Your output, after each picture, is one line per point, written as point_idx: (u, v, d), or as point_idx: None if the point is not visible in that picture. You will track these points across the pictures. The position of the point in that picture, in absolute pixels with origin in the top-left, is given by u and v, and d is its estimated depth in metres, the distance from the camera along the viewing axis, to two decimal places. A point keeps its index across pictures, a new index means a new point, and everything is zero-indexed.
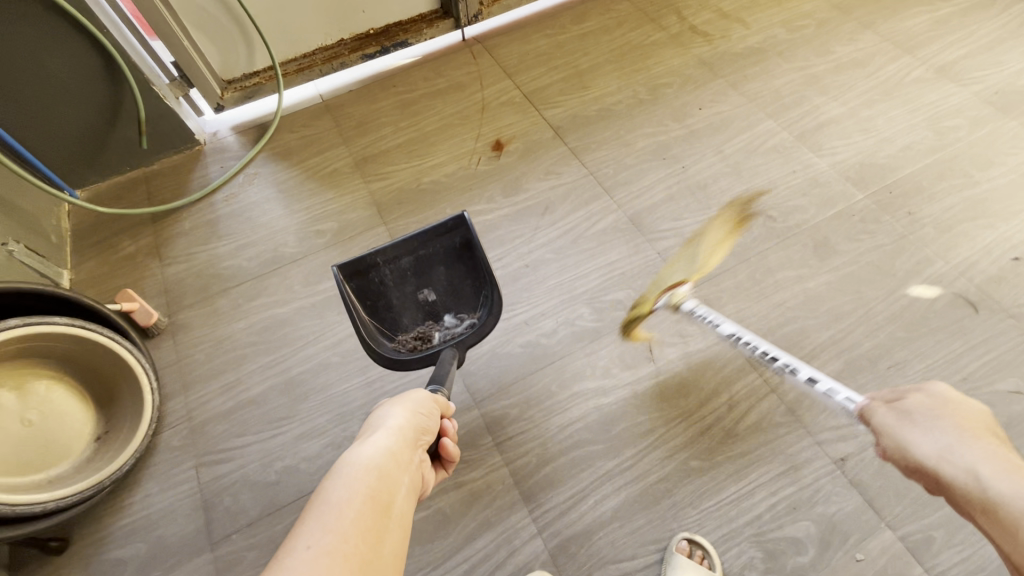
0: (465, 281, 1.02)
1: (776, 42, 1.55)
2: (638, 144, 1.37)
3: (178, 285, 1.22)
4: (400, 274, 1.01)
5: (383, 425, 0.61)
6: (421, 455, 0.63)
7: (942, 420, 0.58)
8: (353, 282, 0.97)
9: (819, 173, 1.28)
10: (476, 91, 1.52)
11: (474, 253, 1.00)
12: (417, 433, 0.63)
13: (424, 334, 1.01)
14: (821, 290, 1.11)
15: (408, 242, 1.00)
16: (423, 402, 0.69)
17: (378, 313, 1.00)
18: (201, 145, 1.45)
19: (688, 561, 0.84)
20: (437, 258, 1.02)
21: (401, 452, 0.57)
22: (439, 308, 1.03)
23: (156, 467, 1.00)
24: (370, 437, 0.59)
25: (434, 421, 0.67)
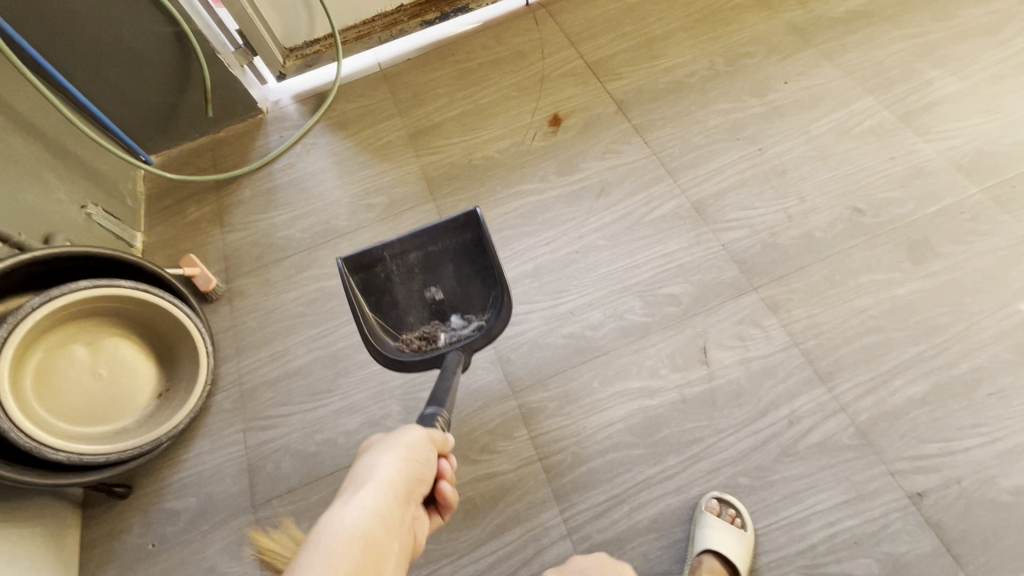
0: (473, 279, 1.01)
1: (886, 4, 1.35)
2: (710, 122, 1.24)
3: (235, 252, 1.25)
4: (406, 271, 1.02)
5: (372, 479, 0.59)
6: (412, 509, 0.62)
7: None
8: (358, 276, 0.99)
9: (924, 161, 1.11)
10: (536, 60, 1.43)
11: (484, 251, 0.99)
12: (410, 486, 0.61)
13: (429, 335, 0.99)
14: (913, 298, 0.97)
15: (416, 239, 1.01)
16: (418, 444, 0.65)
17: (382, 310, 1.00)
18: (263, 113, 1.48)
19: (719, 521, 0.81)
20: (446, 256, 1.02)
21: (391, 515, 0.57)
22: (446, 307, 1.01)
23: (209, 427, 1.05)
24: (357, 495, 0.57)
25: (430, 467, 0.65)
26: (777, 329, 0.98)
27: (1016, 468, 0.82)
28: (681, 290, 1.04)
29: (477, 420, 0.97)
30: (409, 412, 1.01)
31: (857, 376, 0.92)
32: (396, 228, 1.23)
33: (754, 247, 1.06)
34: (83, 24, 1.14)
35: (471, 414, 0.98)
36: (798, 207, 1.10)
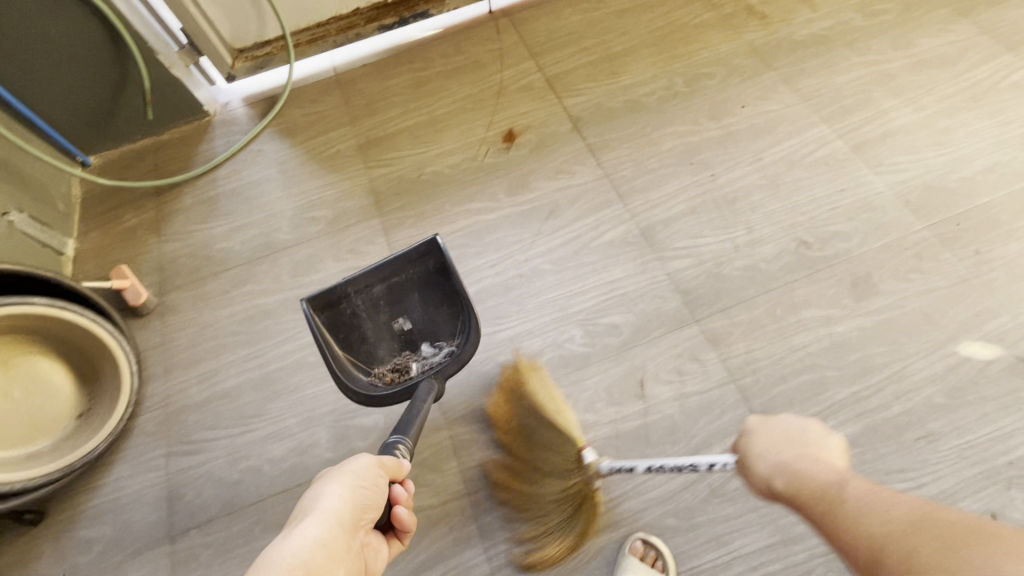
0: (439, 307, 0.97)
1: (847, 29, 1.34)
2: (665, 144, 1.22)
3: (170, 264, 1.20)
4: (372, 304, 0.96)
5: (316, 509, 0.62)
6: (361, 535, 0.64)
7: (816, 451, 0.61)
8: (324, 315, 0.93)
9: (873, 195, 1.10)
10: (495, 72, 1.40)
11: (448, 278, 0.94)
12: (356, 514, 0.63)
13: (401, 366, 0.96)
14: (852, 336, 0.96)
15: (378, 271, 0.94)
16: (365, 471, 0.66)
17: (351, 347, 0.95)
18: (211, 116, 1.42)
19: (640, 564, 0.82)
20: (410, 285, 0.96)
21: (331, 546, 0.59)
22: (415, 335, 0.98)
23: (130, 451, 1.01)
24: (300, 525, 0.60)
25: (380, 493, 0.66)
26: (716, 364, 0.96)
27: None
28: (622, 320, 1.02)
29: None
30: (340, 440, 0.98)
31: None
32: (340, 244, 1.19)
33: (699, 277, 1.05)
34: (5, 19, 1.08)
35: None
36: (745, 237, 1.08)
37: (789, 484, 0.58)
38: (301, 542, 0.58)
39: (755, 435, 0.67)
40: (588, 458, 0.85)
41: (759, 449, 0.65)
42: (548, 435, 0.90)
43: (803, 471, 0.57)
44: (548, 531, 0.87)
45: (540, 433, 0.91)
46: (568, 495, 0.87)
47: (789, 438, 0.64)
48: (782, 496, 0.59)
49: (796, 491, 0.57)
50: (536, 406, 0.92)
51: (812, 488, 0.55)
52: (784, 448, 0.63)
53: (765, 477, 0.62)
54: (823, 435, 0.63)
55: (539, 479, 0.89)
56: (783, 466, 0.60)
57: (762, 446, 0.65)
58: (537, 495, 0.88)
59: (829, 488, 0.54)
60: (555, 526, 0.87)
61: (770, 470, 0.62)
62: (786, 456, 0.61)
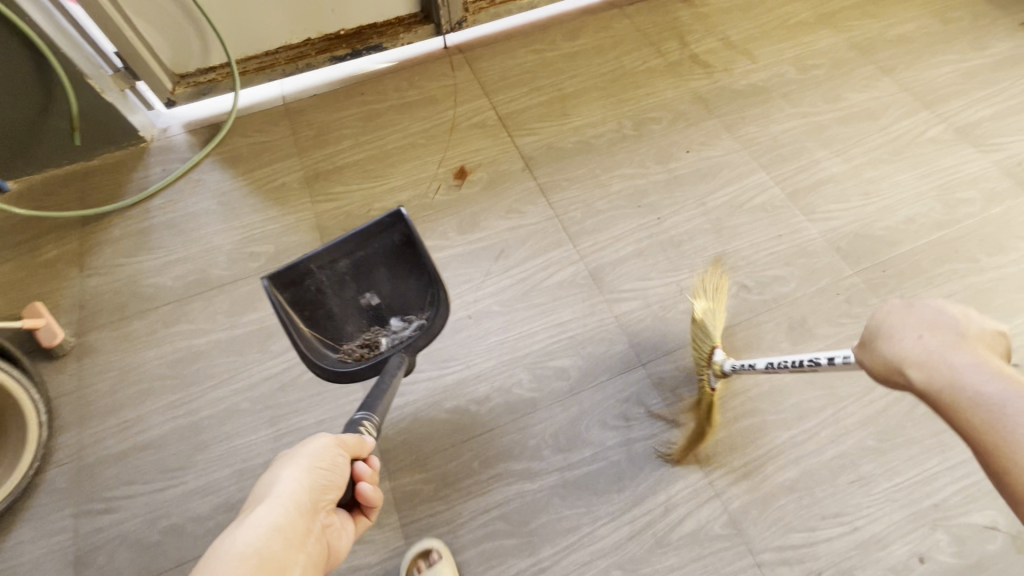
0: (408, 281, 0.96)
1: (783, 82, 1.42)
2: (614, 186, 1.24)
3: (93, 300, 1.12)
4: (338, 280, 0.94)
5: (271, 494, 0.61)
6: (321, 517, 0.63)
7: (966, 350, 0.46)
8: (287, 293, 0.90)
9: (808, 240, 1.15)
10: (448, 108, 1.40)
11: (416, 251, 0.93)
12: (314, 497, 0.62)
13: (371, 342, 0.96)
14: (788, 380, 0.98)
15: (344, 245, 0.91)
16: (323, 452, 0.65)
17: (317, 325, 0.94)
18: (148, 142, 1.35)
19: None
20: (376, 259, 0.95)
21: (290, 530, 0.58)
22: (384, 311, 0.97)
23: (34, 510, 0.92)
24: (254, 512, 0.58)
25: (339, 473, 0.66)
26: (661, 408, 0.97)
27: (870, 560, 0.84)
28: (571, 364, 1.02)
29: None
30: None
31: (733, 461, 0.92)
32: None
33: (646, 320, 1.06)
34: None
35: None
36: (689, 280, 1.11)
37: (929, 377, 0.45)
38: (256, 530, 0.57)
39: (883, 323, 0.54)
40: (716, 358, 0.89)
41: (891, 337, 0.52)
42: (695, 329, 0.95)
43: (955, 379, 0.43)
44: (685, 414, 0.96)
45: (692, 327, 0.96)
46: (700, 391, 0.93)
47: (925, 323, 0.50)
48: (917, 388, 0.46)
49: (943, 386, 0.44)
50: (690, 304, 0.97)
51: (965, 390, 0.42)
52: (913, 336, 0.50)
53: (897, 364, 0.49)
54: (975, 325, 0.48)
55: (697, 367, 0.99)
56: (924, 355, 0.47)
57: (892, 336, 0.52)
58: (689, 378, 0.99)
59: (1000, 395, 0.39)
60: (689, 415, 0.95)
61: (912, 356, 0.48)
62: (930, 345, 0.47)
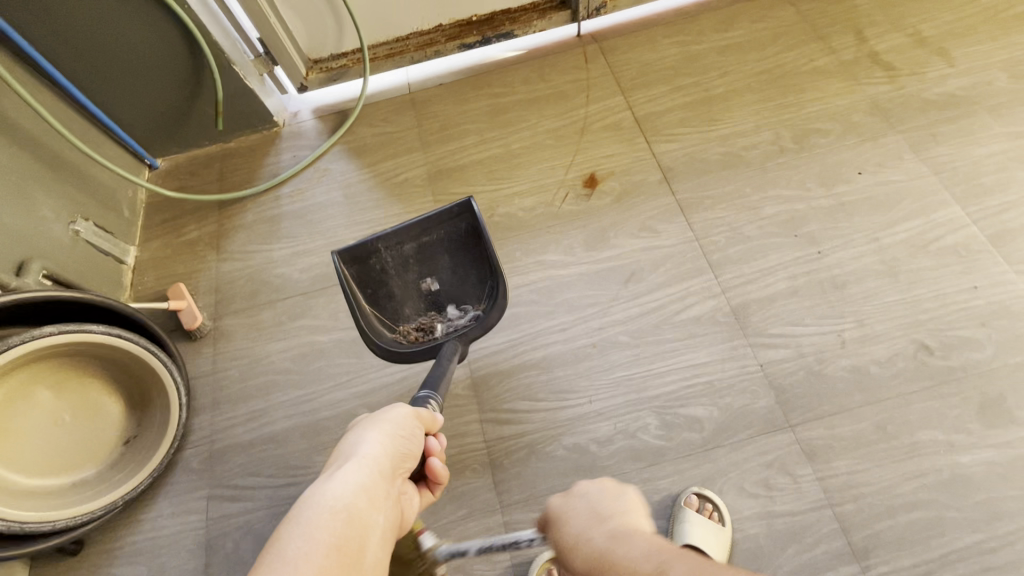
0: (469, 272, 0.97)
1: (991, 92, 1.17)
2: (766, 209, 1.09)
3: (227, 285, 1.16)
4: (402, 262, 0.96)
5: (355, 455, 0.64)
6: (399, 483, 0.66)
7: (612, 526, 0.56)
8: (353, 268, 0.93)
9: (1013, 299, 0.95)
10: (579, 106, 1.29)
11: (481, 241, 0.94)
12: (395, 462, 0.65)
13: (426, 326, 0.96)
14: (976, 472, 0.84)
15: (411, 229, 0.95)
16: (403, 421, 0.69)
17: (378, 303, 0.95)
18: (279, 127, 1.37)
19: (699, 516, 0.82)
20: (440, 246, 0.97)
21: (375, 489, 0.61)
22: (442, 297, 0.98)
23: (173, 487, 0.98)
24: (341, 470, 0.61)
25: (415, 443, 0.69)
26: (811, 482, 0.85)
27: None
28: (705, 414, 0.92)
29: (458, 533, 0.88)
30: None
31: (897, 558, 0.80)
32: None
33: (798, 375, 0.93)
34: (88, 22, 1.05)
35: (454, 525, 0.89)
36: (854, 331, 0.96)
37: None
38: (344, 484, 0.59)
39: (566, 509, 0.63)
40: (425, 543, 0.72)
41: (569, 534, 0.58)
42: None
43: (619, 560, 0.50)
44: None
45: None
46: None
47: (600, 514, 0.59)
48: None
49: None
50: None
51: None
52: (595, 530, 0.56)
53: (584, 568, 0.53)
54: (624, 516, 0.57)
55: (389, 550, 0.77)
56: (599, 558, 0.52)
57: (575, 534, 0.57)
58: None
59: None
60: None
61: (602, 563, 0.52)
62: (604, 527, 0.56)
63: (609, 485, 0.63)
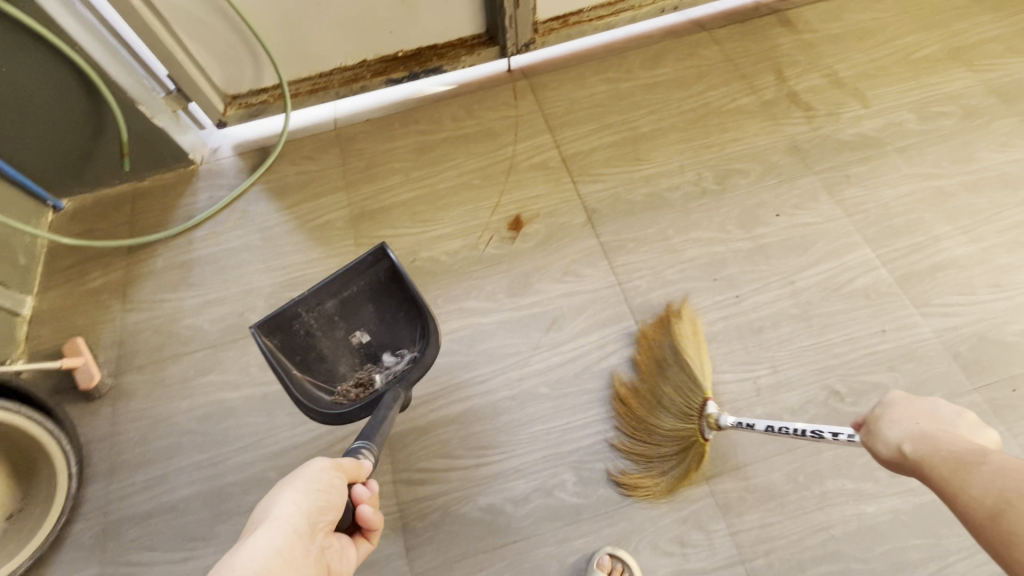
0: (397, 316, 0.93)
1: (902, 134, 1.21)
2: (687, 252, 1.10)
3: (131, 338, 1.10)
4: (326, 320, 0.92)
5: (268, 519, 0.57)
6: (322, 538, 0.60)
7: (951, 429, 0.52)
8: (276, 338, 0.87)
9: (917, 341, 0.98)
10: (507, 144, 1.28)
11: (402, 282, 0.90)
12: (313, 520, 0.58)
13: (365, 380, 0.92)
14: (880, 522, 0.85)
15: (329, 286, 0.90)
16: (322, 474, 0.61)
17: (310, 369, 0.90)
18: (196, 164, 1.31)
19: None
20: (363, 297, 0.93)
21: (288, 557, 0.55)
22: (375, 347, 0.94)
23: (59, 565, 0.91)
24: (251, 538, 0.55)
25: (338, 494, 0.61)
26: (724, 537, 0.86)
27: None
28: (621, 469, 0.91)
29: None
30: None
31: None
32: None
33: None
34: None
35: None
36: (767, 377, 0.96)
37: (919, 443, 0.52)
38: (254, 553, 0.53)
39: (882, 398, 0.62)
40: (710, 410, 0.86)
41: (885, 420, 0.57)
42: (681, 377, 0.91)
43: (943, 444, 0.50)
44: (653, 459, 0.90)
45: (672, 375, 0.92)
46: (632, 390, 0.95)
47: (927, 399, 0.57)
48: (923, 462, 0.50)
49: (946, 449, 0.49)
50: (682, 352, 0.92)
51: (947, 449, 0.49)
52: (924, 423, 0.54)
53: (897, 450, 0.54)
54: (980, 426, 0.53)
55: (654, 412, 0.91)
56: (920, 443, 0.52)
57: (892, 421, 0.56)
58: (646, 421, 0.91)
59: (977, 461, 0.46)
60: (663, 459, 0.89)
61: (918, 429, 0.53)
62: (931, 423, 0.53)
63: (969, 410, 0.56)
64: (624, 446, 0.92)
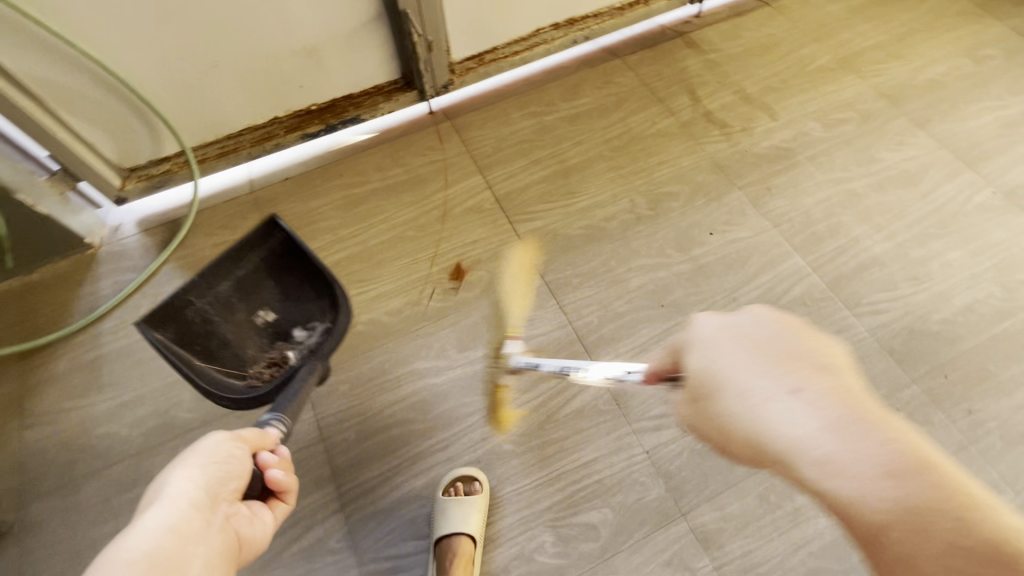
0: (302, 288, 0.92)
1: (810, 142, 1.28)
2: (632, 281, 1.10)
3: (35, 459, 0.96)
4: (224, 304, 0.88)
5: (160, 497, 0.54)
6: (226, 509, 0.57)
7: (820, 399, 0.45)
8: (168, 330, 0.83)
9: (855, 342, 1.02)
10: (438, 190, 1.24)
11: (300, 252, 0.90)
12: (212, 492, 0.56)
13: (278, 359, 0.90)
14: None
15: (218, 267, 0.87)
16: (218, 445, 0.58)
17: (214, 356, 0.86)
18: (95, 247, 1.18)
19: None
20: (261, 274, 0.91)
21: (183, 530, 0.52)
22: (284, 325, 0.92)
23: None
24: (142, 518, 0.52)
25: (240, 463, 0.59)
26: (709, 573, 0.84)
27: None
28: (599, 519, 0.88)
29: None
30: None
31: None
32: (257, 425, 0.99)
33: (684, 457, 0.92)
34: None
35: None
36: None
37: (886, 477, 0.41)
38: (145, 534, 0.51)
39: (729, 369, 0.49)
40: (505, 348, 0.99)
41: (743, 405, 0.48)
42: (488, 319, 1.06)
43: (839, 467, 0.43)
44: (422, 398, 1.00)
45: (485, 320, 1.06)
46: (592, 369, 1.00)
47: (820, 367, 0.47)
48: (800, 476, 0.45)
49: (927, 495, 0.41)
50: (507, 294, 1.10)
51: (849, 475, 0.42)
52: (789, 403, 0.46)
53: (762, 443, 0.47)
54: (823, 358, 0.48)
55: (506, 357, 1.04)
56: (802, 453, 0.44)
57: (743, 404, 0.48)
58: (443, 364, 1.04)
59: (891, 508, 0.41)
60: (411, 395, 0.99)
61: (877, 449, 0.42)
62: (803, 407, 0.45)
63: (792, 324, 0.50)
64: (635, 472, 0.91)
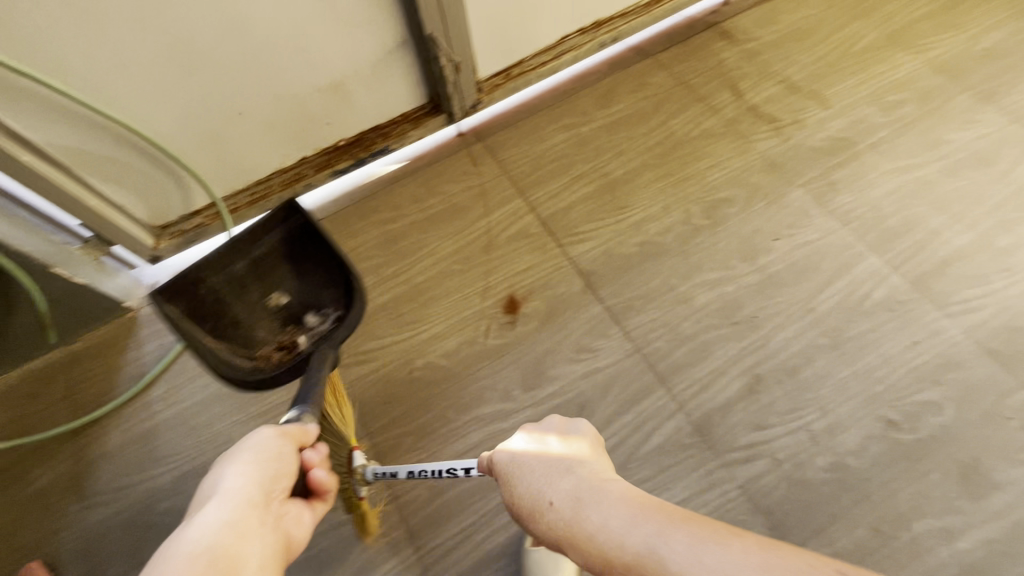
0: (318, 272, 0.85)
1: (868, 129, 1.20)
2: (698, 299, 1.03)
3: (103, 541, 0.93)
4: (237, 283, 0.80)
5: (218, 492, 0.59)
6: (276, 506, 0.62)
7: (573, 485, 0.54)
8: (179, 304, 0.76)
9: (949, 346, 0.95)
10: (480, 218, 1.18)
11: (321, 238, 0.82)
12: (264, 488, 0.61)
13: (288, 343, 0.83)
14: (976, 556, 0.81)
15: (236, 243, 0.78)
16: (267, 443, 0.64)
17: (224, 335, 0.80)
18: (134, 310, 1.14)
19: None
20: (278, 253, 0.82)
21: (240, 522, 0.57)
22: (297, 308, 0.84)
23: None
24: (203, 511, 0.57)
25: (288, 462, 0.64)
26: None
27: None
28: None
29: None
30: None
31: None
32: None
33: (778, 490, 0.87)
34: None
35: None
36: (819, 422, 0.91)
37: (632, 522, 0.47)
38: (205, 526, 0.55)
39: (521, 483, 0.59)
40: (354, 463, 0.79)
41: (538, 517, 0.55)
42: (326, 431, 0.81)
43: (594, 533, 0.49)
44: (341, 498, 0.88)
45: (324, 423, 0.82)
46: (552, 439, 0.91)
47: (572, 464, 0.58)
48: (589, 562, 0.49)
49: (668, 531, 0.45)
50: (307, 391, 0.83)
51: (603, 538, 0.48)
52: (555, 493, 0.55)
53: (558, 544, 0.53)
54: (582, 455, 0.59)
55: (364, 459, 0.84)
56: (574, 532, 0.51)
57: (535, 510, 0.56)
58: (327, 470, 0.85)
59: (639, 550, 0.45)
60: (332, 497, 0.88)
61: (608, 505, 0.50)
62: (566, 496, 0.54)
63: (560, 436, 0.64)
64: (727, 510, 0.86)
